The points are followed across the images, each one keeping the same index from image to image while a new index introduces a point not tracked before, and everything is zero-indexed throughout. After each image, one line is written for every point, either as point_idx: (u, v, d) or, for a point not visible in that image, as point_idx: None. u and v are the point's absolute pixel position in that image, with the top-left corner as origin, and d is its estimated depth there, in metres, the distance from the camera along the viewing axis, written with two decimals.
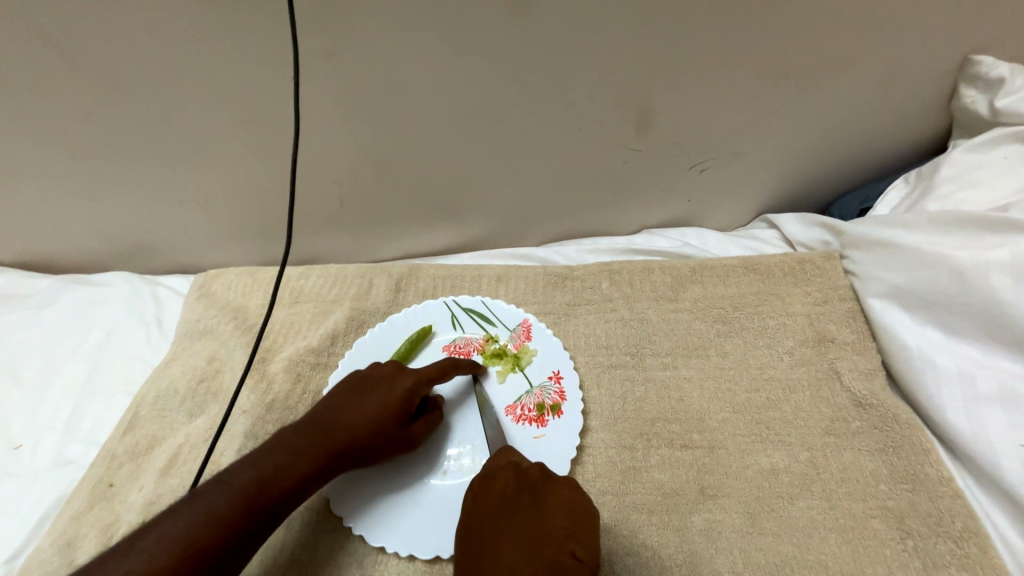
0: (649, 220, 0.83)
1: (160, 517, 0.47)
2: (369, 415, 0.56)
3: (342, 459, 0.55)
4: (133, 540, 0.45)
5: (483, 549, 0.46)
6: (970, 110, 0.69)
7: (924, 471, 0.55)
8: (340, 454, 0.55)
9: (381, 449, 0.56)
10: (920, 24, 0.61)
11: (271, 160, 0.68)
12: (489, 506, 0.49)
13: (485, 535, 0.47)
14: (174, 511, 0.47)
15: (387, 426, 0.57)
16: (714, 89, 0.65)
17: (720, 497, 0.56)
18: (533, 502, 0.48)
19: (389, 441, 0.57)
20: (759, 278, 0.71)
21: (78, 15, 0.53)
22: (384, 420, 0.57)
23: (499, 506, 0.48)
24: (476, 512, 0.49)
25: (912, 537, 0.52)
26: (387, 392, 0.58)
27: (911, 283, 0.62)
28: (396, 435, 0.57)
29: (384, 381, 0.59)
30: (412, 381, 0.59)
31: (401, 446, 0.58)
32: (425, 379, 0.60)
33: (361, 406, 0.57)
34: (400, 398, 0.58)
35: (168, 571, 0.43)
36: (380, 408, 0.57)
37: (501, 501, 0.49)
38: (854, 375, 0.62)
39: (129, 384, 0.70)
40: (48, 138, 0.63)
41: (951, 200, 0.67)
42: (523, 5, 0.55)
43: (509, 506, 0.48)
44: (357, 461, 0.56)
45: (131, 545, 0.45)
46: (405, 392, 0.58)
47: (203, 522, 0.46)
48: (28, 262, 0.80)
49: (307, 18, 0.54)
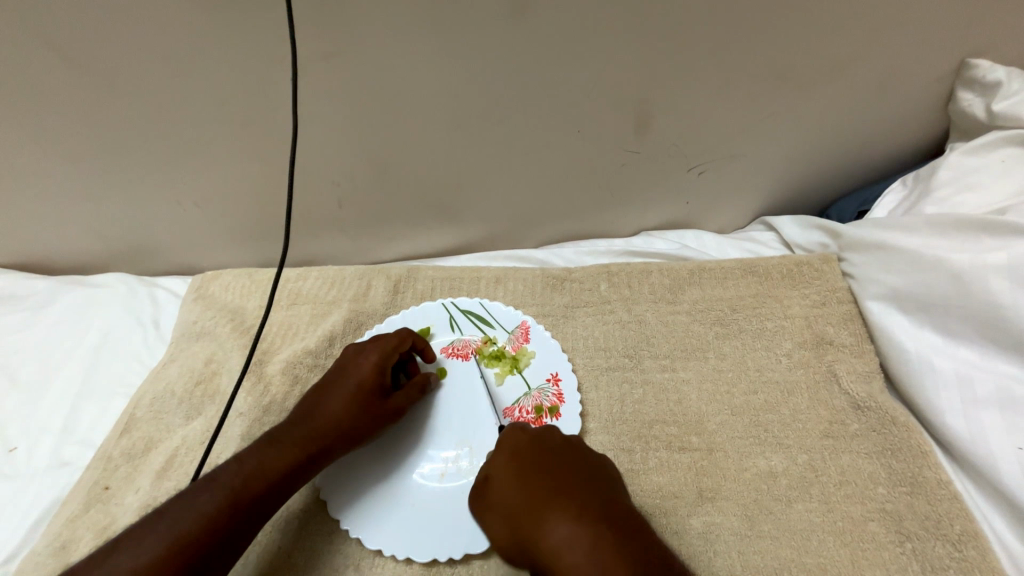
0: (648, 222, 0.83)
1: (151, 517, 0.46)
2: (348, 398, 0.58)
3: (333, 445, 0.55)
4: (124, 539, 0.45)
5: (548, 502, 0.46)
6: (967, 114, 0.69)
7: (923, 475, 0.55)
8: (332, 441, 0.55)
9: (371, 427, 0.58)
10: (917, 27, 0.62)
11: (269, 161, 0.67)
12: (537, 450, 0.50)
13: (545, 488, 0.47)
14: (163, 510, 0.47)
15: (368, 401, 0.58)
16: (712, 91, 0.65)
17: (719, 500, 0.55)
18: (581, 450, 0.51)
19: (377, 417, 0.58)
20: (757, 280, 0.71)
21: (74, 15, 0.53)
22: (363, 397, 0.58)
23: (550, 450, 0.51)
24: (525, 453, 0.51)
25: (911, 540, 0.52)
26: (356, 372, 0.60)
27: (908, 286, 0.62)
28: (381, 408, 0.59)
29: (350, 365, 0.61)
30: (377, 355, 0.61)
31: (388, 417, 0.59)
32: (389, 350, 0.62)
33: (337, 391, 0.58)
34: (372, 373, 0.59)
35: (156, 566, 0.43)
36: (356, 388, 0.58)
37: (556, 458, 0.50)
38: (852, 378, 0.62)
39: (125, 386, 0.70)
40: (45, 139, 0.63)
41: (948, 203, 0.66)
42: (521, 8, 0.55)
43: (565, 462, 0.50)
44: (349, 444, 0.56)
45: (120, 545, 0.45)
46: (374, 366, 0.60)
47: (194, 519, 0.46)
48: (25, 263, 0.80)
49: (305, 19, 0.54)
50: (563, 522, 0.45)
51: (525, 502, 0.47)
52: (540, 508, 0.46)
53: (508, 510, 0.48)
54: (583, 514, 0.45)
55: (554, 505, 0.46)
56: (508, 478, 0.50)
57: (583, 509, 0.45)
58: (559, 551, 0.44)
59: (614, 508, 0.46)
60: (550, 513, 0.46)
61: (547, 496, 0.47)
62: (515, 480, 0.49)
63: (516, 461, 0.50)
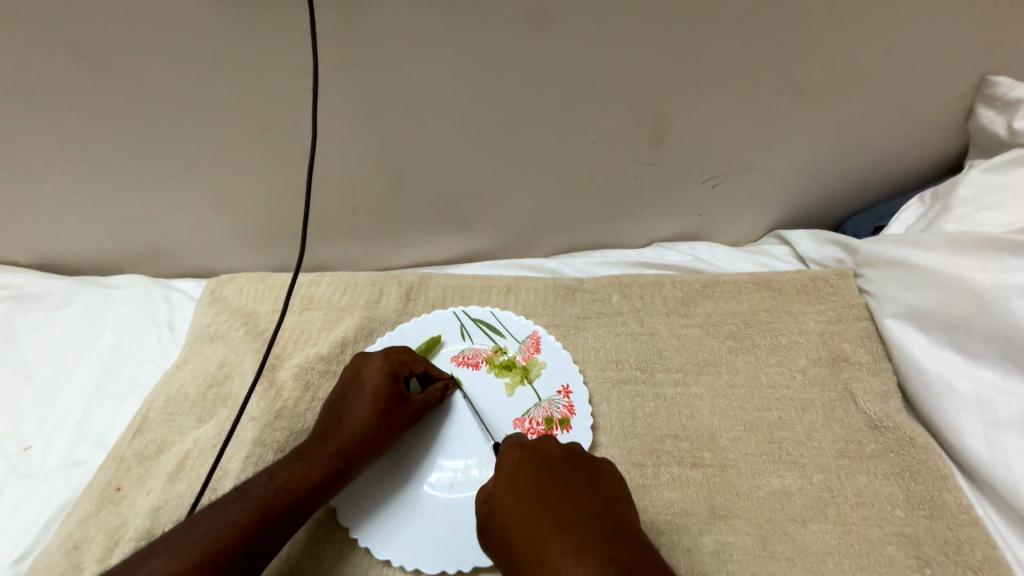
0: (661, 234, 0.82)
1: (186, 524, 0.46)
2: (369, 405, 0.58)
3: (361, 453, 0.55)
4: (156, 545, 0.45)
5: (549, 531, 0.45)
6: (987, 131, 0.68)
7: (941, 498, 0.54)
8: (360, 450, 0.55)
9: (396, 430, 0.58)
10: (936, 44, 0.61)
11: (286, 167, 0.68)
12: (535, 477, 0.48)
13: (545, 516, 0.46)
14: (196, 519, 0.47)
15: (390, 406, 0.58)
16: (729, 104, 0.65)
17: (732, 518, 0.55)
18: (585, 478, 0.49)
19: (400, 421, 0.59)
20: (772, 295, 0.71)
21: (101, 19, 0.54)
22: (385, 403, 0.58)
23: (550, 480, 0.48)
24: (525, 484, 0.48)
25: (929, 565, 0.51)
26: (370, 380, 0.60)
27: (927, 304, 0.61)
28: (403, 411, 0.59)
29: (361, 375, 0.61)
30: (385, 361, 0.62)
31: (410, 420, 0.59)
32: (398, 358, 0.63)
33: (355, 401, 0.59)
34: (386, 378, 0.60)
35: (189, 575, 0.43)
36: (375, 395, 0.58)
37: (557, 478, 0.48)
38: (869, 397, 0.61)
39: (140, 387, 0.70)
40: (68, 142, 0.64)
41: (969, 220, 0.65)
42: (539, 22, 0.56)
43: (566, 485, 0.48)
44: (376, 451, 0.57)
45: (155, 549, 0.44)
46: (386, 372, 0.60)
47: (226, 527, 0.46)
48: (43, 263, 0.81)
49: (326, 26, 0.54)
50: (568, 562, 0.43)
51: (526, 538, 0.45)
52: (543, 546, 0.44)
53: (509, 542, 0.46)
54: (587, 552, 0.43)
55: (558, 543, 0.44)
56: (507, 510, 0.47)
57: (587, 546, 0.43)
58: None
59: (618, 543, 0.44)
60: (554, 551, 0.44)
61: (551, 532, 0.45)
62: (515, 511, 0.47)
63: (515, 490, 0.48)
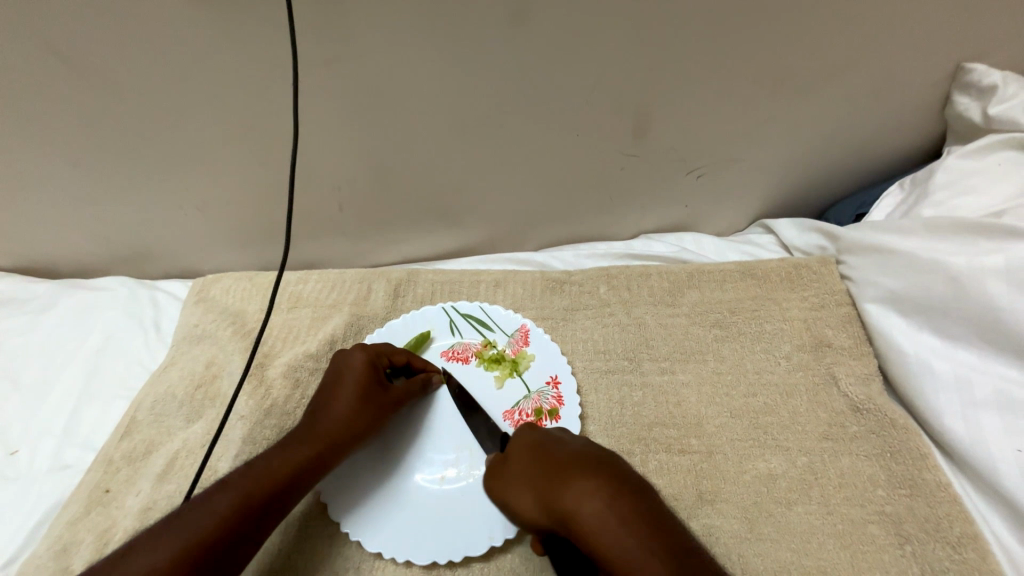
0: (647, 225, 0.83)
1: (167, 521, 0.46)
2: (350, 396, 0.58)
3: (342, 441, 0.56)
4: (136, 542, 0.44)
5: (561, 467, 0.45)
6: (963, 117, 0.69)
7: (922, 477, 0.55)
8: (342, 439, 0.56)
9: (377, 417, 0.58)
10: (911, 33, 0.62)
11: (270, 165, 0.68)
12: (549, 439, 0.50)
13: (557, 460, 0.46)
14: (177, 512, 0.46)
15: (372, 395, 0.59)
16: (711, 95, 0.66)
17: (718, 502, 0.56)
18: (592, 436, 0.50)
19: (380, 410, 0.59)
20: (756, 283, 0.72)
21: (77, 19, 0.53)
22: (367, 393, 0.58)
23: (560, 438, 0.49)
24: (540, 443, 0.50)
25: (910, 542, 0.52)
26: (349, 372, 0.60)
27: (906, 288, 0.62)
28: (384, 399, 0.59)
29: (341, 367, 0.61)
30: (365, 352, 0.61)
31: (391, 408, 0.60)
32: (377, 349, 0.63)
33: (335, 392, 0.59)
34: (366, 369, 0.60)
35: (170, 568, 0.42)
36: (355, 385, 0.59)
37: (568, 439, 0.49)
38: (851, 380, 0.62)
39: (127, 388, 0.70)
40: (49, 144, 0.64)
41: (946, 206, 0.67)
42: (519, 15, 0.56)
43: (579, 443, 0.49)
44: (358, 438, 0.57)
45: (135, 545, 0.44)
46: (366, 363, 0.60)
47: (209, 520, 0.46)
48: (28, 267, 0.80)
49: (305, 23, 0.54)
50: (581, 480, 0.43)
51: (544, 475, 0.45)
52: (559, 474, 0.44)
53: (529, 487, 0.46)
54: (598, 475, 0.43)
55: (570, 469, 0.44)
56: (524, 467, 0.48)
57: (598, 471, 0.43)
58: (581, 506, 0.41)
59: (628, 472, 0.44)
60: (569, 475, 0.44)
61: (564, 465, 0.45)
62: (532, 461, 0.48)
63: (532, 448, 0.49)
